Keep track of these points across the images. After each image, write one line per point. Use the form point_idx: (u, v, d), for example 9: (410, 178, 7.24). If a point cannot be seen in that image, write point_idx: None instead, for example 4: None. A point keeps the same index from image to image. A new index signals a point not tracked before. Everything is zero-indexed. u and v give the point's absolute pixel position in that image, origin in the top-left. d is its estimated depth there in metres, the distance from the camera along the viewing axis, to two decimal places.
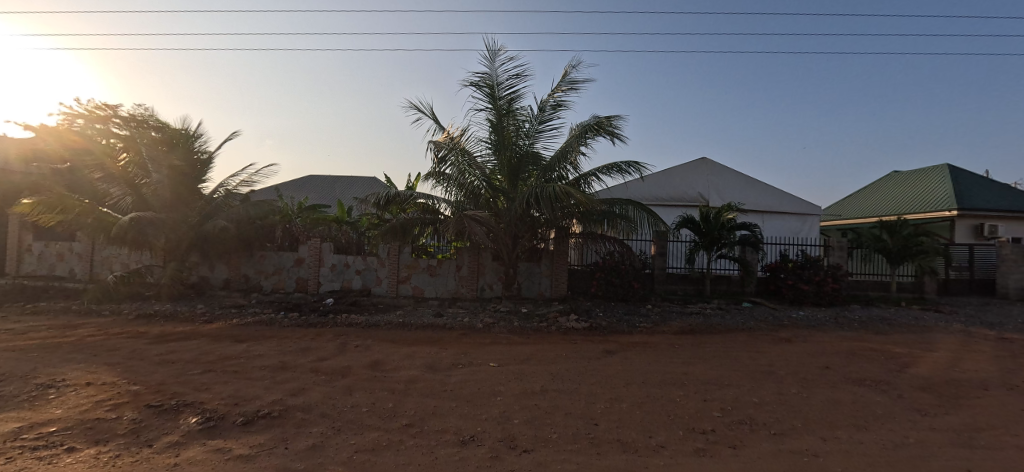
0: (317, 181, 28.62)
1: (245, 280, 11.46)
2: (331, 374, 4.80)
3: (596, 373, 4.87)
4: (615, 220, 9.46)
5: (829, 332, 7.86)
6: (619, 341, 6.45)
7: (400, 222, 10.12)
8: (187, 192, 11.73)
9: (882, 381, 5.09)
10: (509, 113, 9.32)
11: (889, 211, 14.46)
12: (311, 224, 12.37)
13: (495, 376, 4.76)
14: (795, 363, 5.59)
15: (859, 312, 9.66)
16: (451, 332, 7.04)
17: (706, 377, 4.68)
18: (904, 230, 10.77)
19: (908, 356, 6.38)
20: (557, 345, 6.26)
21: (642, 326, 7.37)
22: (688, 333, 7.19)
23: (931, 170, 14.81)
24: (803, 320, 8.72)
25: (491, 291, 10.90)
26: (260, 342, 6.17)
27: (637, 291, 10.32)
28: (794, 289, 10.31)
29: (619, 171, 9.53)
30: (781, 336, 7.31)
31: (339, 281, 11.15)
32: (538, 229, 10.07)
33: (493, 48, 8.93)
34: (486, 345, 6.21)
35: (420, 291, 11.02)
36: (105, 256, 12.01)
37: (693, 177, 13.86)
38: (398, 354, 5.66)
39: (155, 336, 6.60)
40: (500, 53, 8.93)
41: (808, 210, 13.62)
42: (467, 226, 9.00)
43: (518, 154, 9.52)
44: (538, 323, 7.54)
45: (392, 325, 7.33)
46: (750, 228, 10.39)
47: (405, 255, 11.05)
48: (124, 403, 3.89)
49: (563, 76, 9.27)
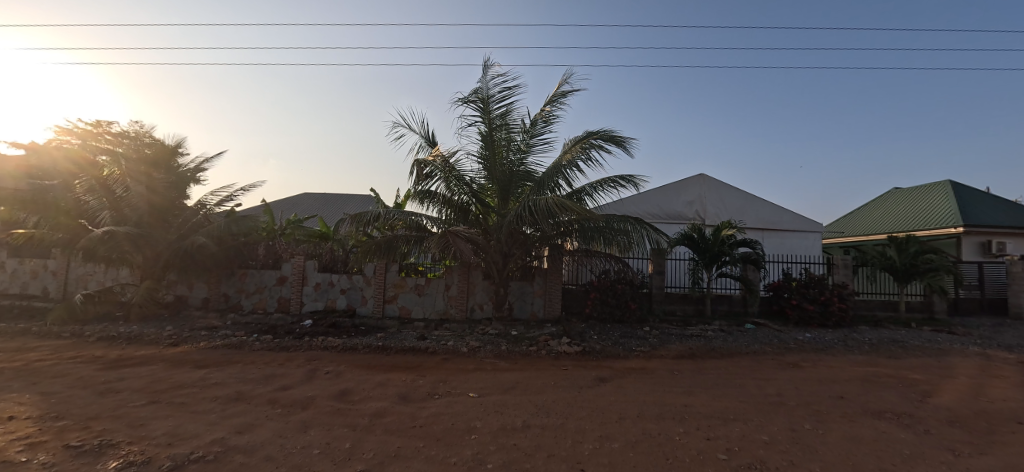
0: (311, 198, 28.34)
1: (224, 300, 10.96)
2: (290, 406, 4.28)
3: (586, 405, 4.36)
4: (613, 237, 9.07)
5: (839, 356, 7.34)
6: (614, 367, 5.95)
7: (388, 239, 9.77)
8: (168, 208, 11.30)
9: (905, 413, 4.58)
10: (500, 127, 9.01)
11: (892, 228, 14.09)
12: (296, 242, 11.96)
13: (473, 409, 4.24)
14: (807, 392, 5.08)
15: (868, 334, 9.17)
16: (433, 356, 6.54)
17: (709, 411, 4.17)
18: (910, 248, 10.39)
19: (927, 384, 5.88)
20: (546, 371, 5.76)
21: (639, 350, 6.88)
22: (689, 358, 6.68)
23: (933, 186, 14.53)
24: (811, 343, 8.20)
25: (481, 311, 10.40)
26: (222, 369, 5.65)
27: (633, 312, 9.83)
28: (798, 309, 9.85)
29: (614, 186, 9.20)
30: (788, 361, 6.81)
31: (323, 301, 10.68)
32: (531, 247, 9.65)
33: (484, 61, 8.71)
34: (468, 372, 5.71)
35: (407, 311, 10.51)
36: (80, 274, 11.54)
37: (691, 194, 13.55)
38: (369, 383, 5.15)
39: (110, 360, 6.08)
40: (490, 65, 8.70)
41: (809, 226, 13.26)
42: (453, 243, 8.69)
43: (509, 168, 9.18)
44: (527, 346, 7.03)
45: (369, 349, 6.83)
46: (752, 246, 9.96)
47: (392, 274, 10.61)
48: (40, 443, 3.37)
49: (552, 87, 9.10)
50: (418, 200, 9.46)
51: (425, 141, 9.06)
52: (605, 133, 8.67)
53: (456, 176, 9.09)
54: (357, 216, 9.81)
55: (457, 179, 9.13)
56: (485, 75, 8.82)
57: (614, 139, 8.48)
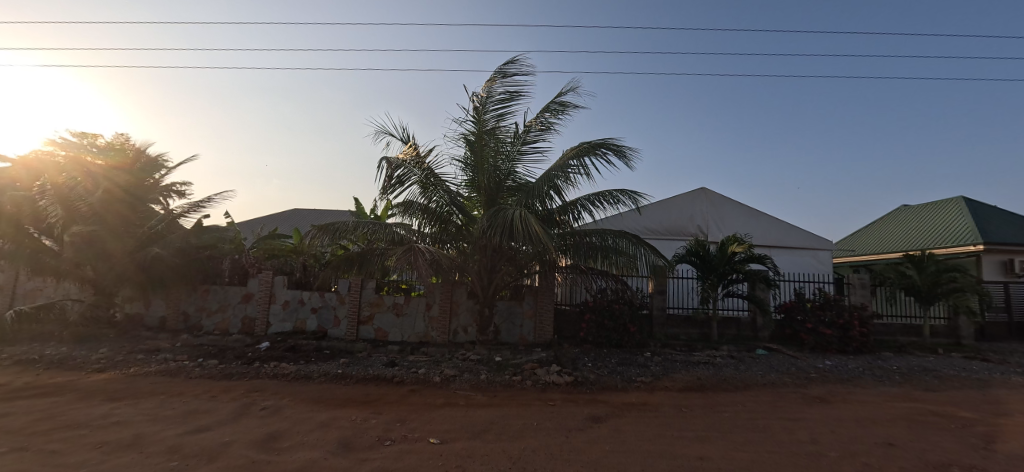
0: (299, 214, 27.60)
1: (184, 319, 9.96)
2: (192, 457, 3.32)
3: (574, 457, 3.39)
4: (610, 253, 8.24)
5: (870, 388, 6.38)
6: (610, 403, 5.00)
7: (365, 252, 9.01)
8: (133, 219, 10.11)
9: (977, 468, 3.62)
10: (490, 129, 7.99)
11: (906, 247, 13.28)
12: (266, 255, 10.65)
13: (428, 463, 3.28)
14: (848, 438, 4.12)
15: (894, 362, 8.23)
16: (399, 387, 5.56)
17: (733, 467, 3.21)
18: (932, 266, 9.55)
19: (984, 424, 4.93)
20: (529, 408, 4.78)
21: (639, 381, 5.91)
22: (698, 391, 5.72)
23: (946, 203, 13.84)
24: (833, 372, 7.25)
25: (465, 335, 9.42)
26: (136, 403, 4.68)
27: (632, 336, 8.86)
28: (815, 334, 8.93)
29: (611, 200, 8.45)
30: (813, 396, 5.86)
31: (291, 321, 9.72)
32: (519, 264, 8.78)
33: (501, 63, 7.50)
34: (436, 408, 4.73)
35: (383, 334, 9.54)
36: (29, 290, 10.59)
37: (692, 209, 12.80)
38: (308, 423, 4.17)
39: (8, 390, 5.08)
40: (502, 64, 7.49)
41: (818, 243, 12.47)
42: (410, 258, 7.86)
43: (495, 176, 8.26)
44: (510, 376, 6.05)
45: (326, 378, 5.87)
46: (763, 263, 9.09)
47: (369, 291, 9.71)
48: None
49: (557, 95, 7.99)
50: (396, 208, 8.60)
51: (406, 142, 8.19)
52: (604, 142, 7.63)
53: (434, 182, 8.24)
54: (329, 226, 9.01)
55: (435, 184, 8.28)
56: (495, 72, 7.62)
57: (613, 148, 7.50)
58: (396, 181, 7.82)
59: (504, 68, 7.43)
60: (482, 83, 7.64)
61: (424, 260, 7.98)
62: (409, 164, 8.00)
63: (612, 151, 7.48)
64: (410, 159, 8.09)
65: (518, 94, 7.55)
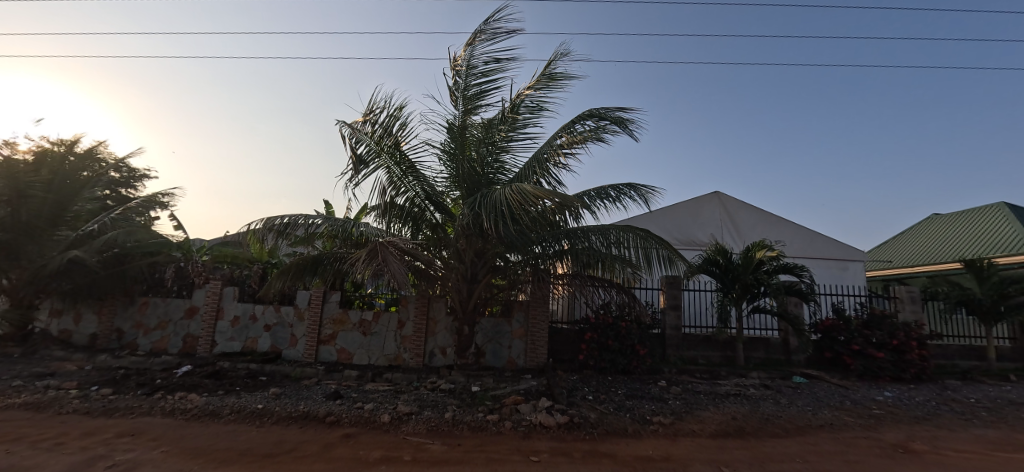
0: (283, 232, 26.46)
1: (117, 337, 8.57)
2: None
3: None
4: (614, 261, 6.82)
5: (961, 432, 4.85)
6: (621, 458, 3.50)
7: (324, 257, 7.67)
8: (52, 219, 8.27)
9: None
10: (474, 108, 6.64)
11: (947, 258, 11.81)
12: (219, 261, 9.22)
13: None
14: None
15: (968, 393, 6.68)
16: (329, 430, 4.08)
17: None
18: (995, 276, 8.06)
19: None
20: (503, 467, 3.29)
21: (658, 424, 4.40)
22: (738, 437, 4.22)
23: (987, 211, 12.48)
24: (902, 409, 5.69)
25: (443, 357, 7.95)
26: None
27: (642, 361, 7.33)
28: (862, 358, 7.45)
29: (614, 197, 7.10)
30: (895, 445, 4.31)
31: (241, 340, 8.30)
32: (506, 272, 7.33)
33: (485, 25, 6.37)
34: (365, 467, 3.25)
35: (347, 356, 8.07)
36: None
37: (704, 214, 11.46)
38: None
39: None
40: (487, 26, 6.36)
41: (849, 253, 11.04)
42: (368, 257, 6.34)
43: (479, 166, 6.91)
44: (485, 414, 4.56)
45: (237, 417, 4.39)
46: (798, 272, 7.61)
47: (332, 305, 8.29)
48: None
49: (550, 68, 6.81)
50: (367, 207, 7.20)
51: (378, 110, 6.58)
52: (602, 112, 6.34)
53: (406, 169, 6.76)
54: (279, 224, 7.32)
55: (409, 172, 6.83)
56: (477, 38, 6.45)
57: (613, 118, 6.23)
58: (358, 164, 6.33)
59: (490, 31, 6.28)
60: (464, 49, 6.44)
61: (393, 251, 6.49)
62: (377, 144, 6.51)
63: (613, 123, 6.20)
64: (376, 137, 6.54)
65: (505, 63, 6.38)
